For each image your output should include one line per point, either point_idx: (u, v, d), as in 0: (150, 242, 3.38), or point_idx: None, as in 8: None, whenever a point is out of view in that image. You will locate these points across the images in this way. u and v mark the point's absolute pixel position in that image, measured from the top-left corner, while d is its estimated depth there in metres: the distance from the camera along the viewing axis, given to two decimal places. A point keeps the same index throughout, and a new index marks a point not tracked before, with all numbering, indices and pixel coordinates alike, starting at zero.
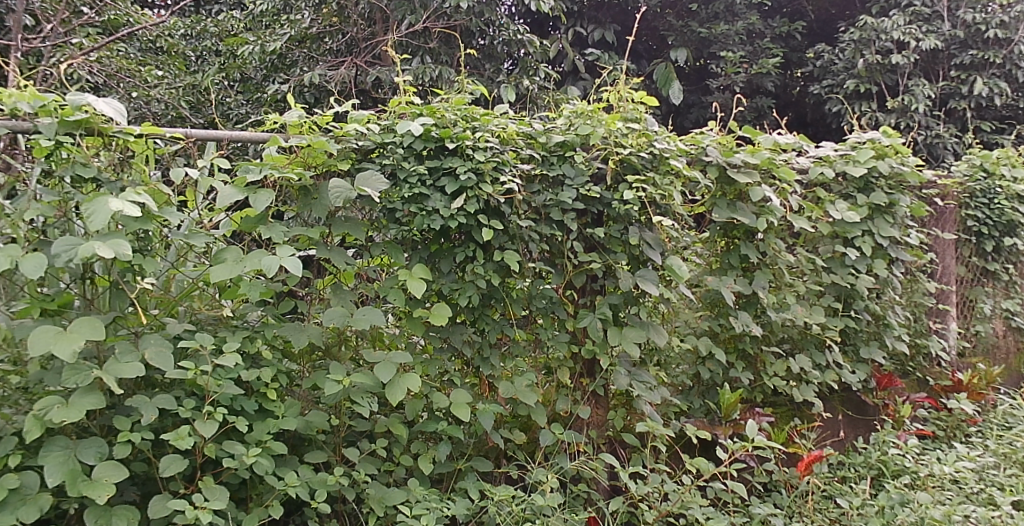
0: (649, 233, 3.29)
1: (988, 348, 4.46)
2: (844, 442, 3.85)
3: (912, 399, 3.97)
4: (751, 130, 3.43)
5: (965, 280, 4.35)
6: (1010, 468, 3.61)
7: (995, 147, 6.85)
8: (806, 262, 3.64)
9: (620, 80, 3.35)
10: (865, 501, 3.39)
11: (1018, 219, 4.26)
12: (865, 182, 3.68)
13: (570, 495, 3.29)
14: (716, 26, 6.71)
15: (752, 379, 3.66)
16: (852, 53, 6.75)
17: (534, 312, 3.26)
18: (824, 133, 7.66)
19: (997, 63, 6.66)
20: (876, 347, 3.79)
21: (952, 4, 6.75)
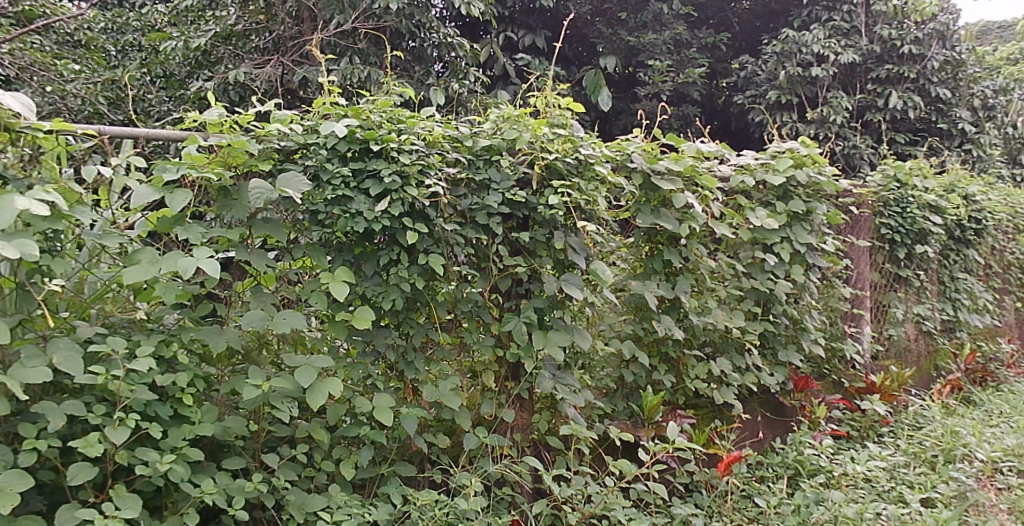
0: (574, 237, 3.33)
1: (901, 351, 4.64)
2: (763, 442, 3.95)
3: (827, 400, 4.10)
4: (675, 138, 3.50)
5: (879, 286, 4.51)
6: (919, 467, 3.77)
7: (908, 158, 7.13)
8: (728, 267, 3.73)
9: (547, 86, 3.39)
10: (781, 500, 3.50)
11: (928, 227, 4.44)
12: (784, 190, 3.80)
13: (494, 498, 3.30)
14: (644, 35, 6.82)
15: (675, 381, 3.72)
16: (775, 65, 6.94)
17: (459, 316, 3.26)
18: (748, 142, 7.85)
19: (911, 78, 6.97)
20: (793, 350, 3.90)
21: (870, 21, 7.05)
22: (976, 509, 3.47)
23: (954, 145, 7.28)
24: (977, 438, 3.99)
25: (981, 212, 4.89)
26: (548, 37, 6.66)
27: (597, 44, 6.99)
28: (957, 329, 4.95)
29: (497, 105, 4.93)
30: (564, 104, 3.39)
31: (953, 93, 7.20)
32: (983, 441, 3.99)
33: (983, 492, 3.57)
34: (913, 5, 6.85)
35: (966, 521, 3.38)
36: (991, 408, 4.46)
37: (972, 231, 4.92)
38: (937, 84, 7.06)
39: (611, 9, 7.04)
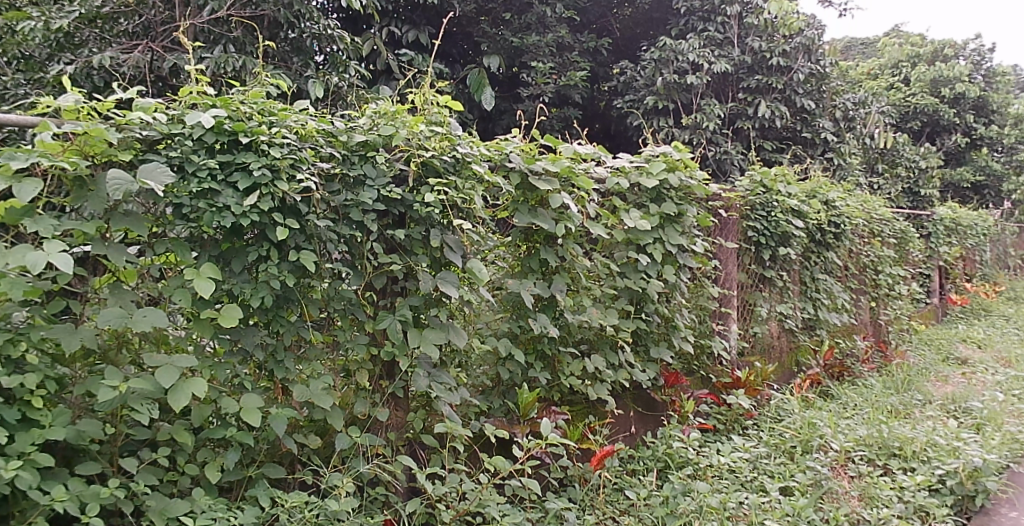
0: (450, 236, 3.35)
1: (765, 347, 4.91)
2: (634, 436, 4.10)
3: (696, 395, 4.31)
4: (552, 139, 3.57)
5: (745, 285, 4.73)
6: (779, 457, 4.01)
7: (775, 164, 7.55)
8: (602, 266, 3.84)
9: (426, 83, 3.39)
10: (651, 492, 3.63)
11: (790, 231, 4.72)
12: (657, 193, 3.94)
13: (367, 498, 3.29)
14: (528, 36, 6.90)
15: (550, 379, 3.78)
16: (653, 71, 7.15)
17: (332, 314, 3.21)
18: (625, 145, 8.06)
19: (779, 88, 7.37)
20: (664, 347, 4.06)
21: (741, 32, 7.37)
22: (829, 496, 3.70)
23: (817, 153, 7.79)
24: (832, 428, 4.28)
25: (839, 217, 5.25)
26: (432, 35, 6.70)
27: (482, 43, 7.01)
28: (817, 327, 5.27)
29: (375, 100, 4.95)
30: (442, 102, 3.38)
31: (817, 105, 7.70)
32: (837, 432, 4.28)
33: (836, 480, 3.81)
34: (782, 20, 7.23)
35: (820, 507, 3.60)
36: (845, 401, 4.81)
37: (831, 234, 5.24)
38: (802, 96, 7.51)
39: (495, 9, 7.06)
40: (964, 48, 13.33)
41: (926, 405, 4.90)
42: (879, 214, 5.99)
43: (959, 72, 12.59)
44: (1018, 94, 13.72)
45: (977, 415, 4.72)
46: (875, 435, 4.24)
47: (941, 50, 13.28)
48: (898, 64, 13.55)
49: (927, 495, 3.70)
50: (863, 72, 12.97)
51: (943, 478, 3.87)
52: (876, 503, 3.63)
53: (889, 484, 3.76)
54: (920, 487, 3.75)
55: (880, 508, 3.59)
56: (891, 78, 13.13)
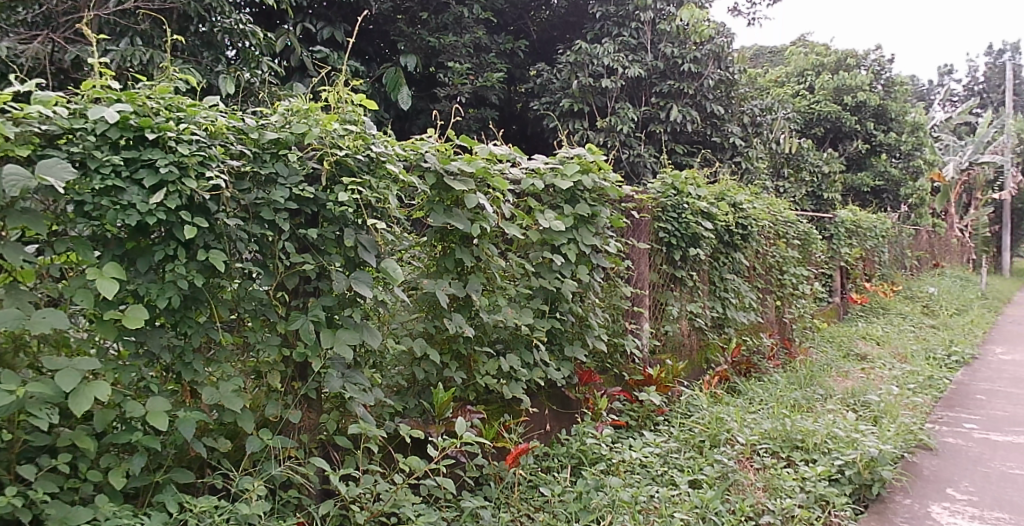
0: (365, 235, 3.33)
1: (675, 345, 5.07)
2: (549, 434, 4.18)
3: (609, 393, 4.42)
4: (468, 140, 3.61)
5: (657, 284, 4.87)
6: (688, 452, 4.15)
7: (686, 167, 7.77)
8: (517, 266, 3.90)
9: (340, 81, 3.37)
10: (565, 488, 3.70)
11: (699, 232, 4.88)
12: (571, 194, 4.03)
13: (279, 501, 3.25)
14: (445, 36, 6.90)
15: (465, 378, 3.81)
16: (568, 74, 7.26)
17: (242, 315, 3.16)
18: (542, 146, 8.16)
19: (689, 94, 7.59)
20: (578, 346, 4.14)
21: (655, 38, 7.56)
22: (735, 487, 3.83)
23: (726, 157, 8.07)
24: (738, 422, 4.45)
25: (746, 219, 5.45)
26: (347, 31, 6.66)
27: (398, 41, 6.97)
28: (726, 325, 5.45)
29: (288, 98, 4.91)
30: (357, 101, 3.37)
31: (726, 110, 7.99)
32: (743, 426, 4.45)
33: (742, 472, 3.95)
34: (693, 27, 7.44)
35: (727, 499, 3.73)
36: (752, 396, 5.01)
37: (738, 236, 5.43)
38: (712, 101, 7.76)
39: (412, 8, 7.05)
40: (865, 59, 13.97)
41: (827, 399, 5.14)
42: (784, 217, 6.25)
43: (861, 81, 13.16)
44: (914, 104, 14.49)
45: (873, 408, 4.98)
46: (779, 428, 4.43)
47: (844, 59, 13.84)
48: (804, 72, 14.13)
49: (826, 485, 3.88)
50: (770, 80, 13.49)
51: (842, 468, 4.06)
52: (780, 493, 3.78)
53: (792, 475, 3.92)
54: (821, 478, 3.92)
55: (783, 497, 3.73)
56: (797, 86, 13.82)
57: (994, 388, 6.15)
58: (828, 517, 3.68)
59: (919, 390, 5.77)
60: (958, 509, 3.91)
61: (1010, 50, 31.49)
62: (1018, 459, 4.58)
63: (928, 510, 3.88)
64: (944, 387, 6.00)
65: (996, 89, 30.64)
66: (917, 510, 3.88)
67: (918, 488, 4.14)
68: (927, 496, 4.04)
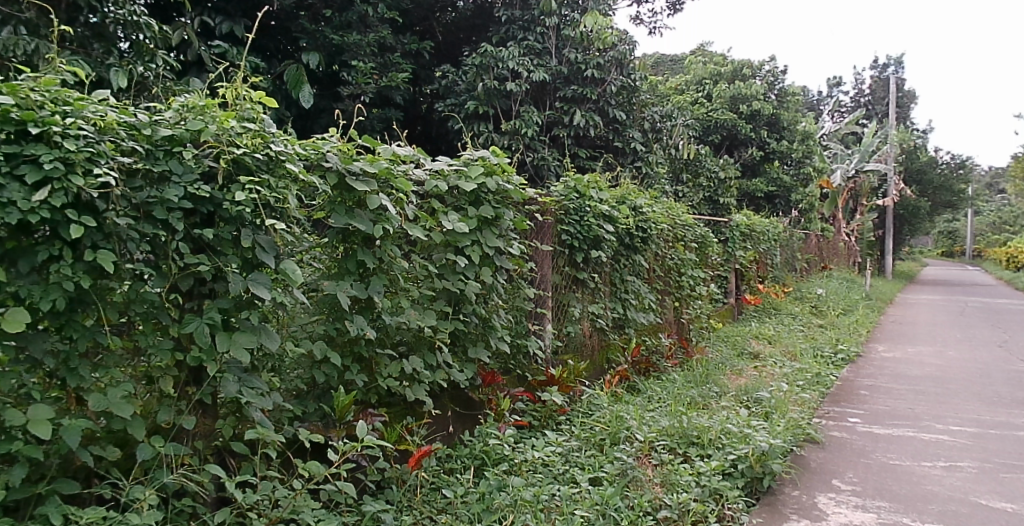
0: (263, 236, 3.25)
1: (578, 346, 5.17)
2: (452, 436, 4.21)
3: (512, 394, 4.47)
4: (370, 140, 3.58)
5: (560, 286, 4.94)
6: (588, 450, 4.25)
7: (589, 171, 7.92)
8: (421, 268, 3.88)
9: (239, 78, 3.29)
10: (468, 490, 3.72)
11: (600, 235, 5.00)
12: (475, 196, 4.07)
13: (172, 511, 3.13)
14: (348, 35, 6.78)
15: (367, 381, 3.77)
16: (473, 76, 7.28)
17: (133, 318, 3.02)
18: (447, 148, 8.18)
19: (592, 99, 7.76)
20: (482, 347, 4.16)
21: (559, 43, 7.70)
22: (634, 483, 3.93)
23: (627, 162, 8.28)
24: (637, 421, 4.58)
25: (646, 222, 5.61)
26: (248, 27, 6.51)
27: (300, 39, 6.87)
28: (626, 326, 5.58)
29: (183, 93, 4.76)
30: (255, 98, 3.30)
31: (628, 116, 8.19)
32: (643, 424, 4.58)
33: (640, 468, 4.06)
34: (596, 34, 7.56)
35: (625, 495, 3.82)
36: (650, 395, 5.16)
37: (638, 238, 5.58)
38: (614, 107, 7.96)
39: (315, 5, 6.92)
40: (759, 70, 14.58)
41: (721, 397, 5.35)
42: (682, 220, 6.46)
43: (756, 91, 13.76)
44: (805, 113, 15.22)
45: (765, 404, 5.20)
46: (676, 425, 4.57)
47: (740, 69, 14.41)
48: (702, 81, 14.66)
49: (720, 479, 4.02)
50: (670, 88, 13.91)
51: (735, 463, 4.21)
52: (676, 488, 3.89)
53: (688, 470, 4.04)
54: (715, 472, 4.06)
55: (680, 492, 3.84)
56: (696, 94, 14.29)
57: (876, 383, 6.54)
58: (722, 510, 3.82)
59: (808, 387, 6.06)
60: (842, 499, 4.13)
61: (893, 64, 33.47)
62: (896, 451, 4.88)
63: (815, 500, 4.10)
64: (830, 384, 6.34)
65: (880, 101, 32.54)
66: (804, 501, 4.09)
67: (806, 480, 4.36)
68: (814, 487, 4.26)
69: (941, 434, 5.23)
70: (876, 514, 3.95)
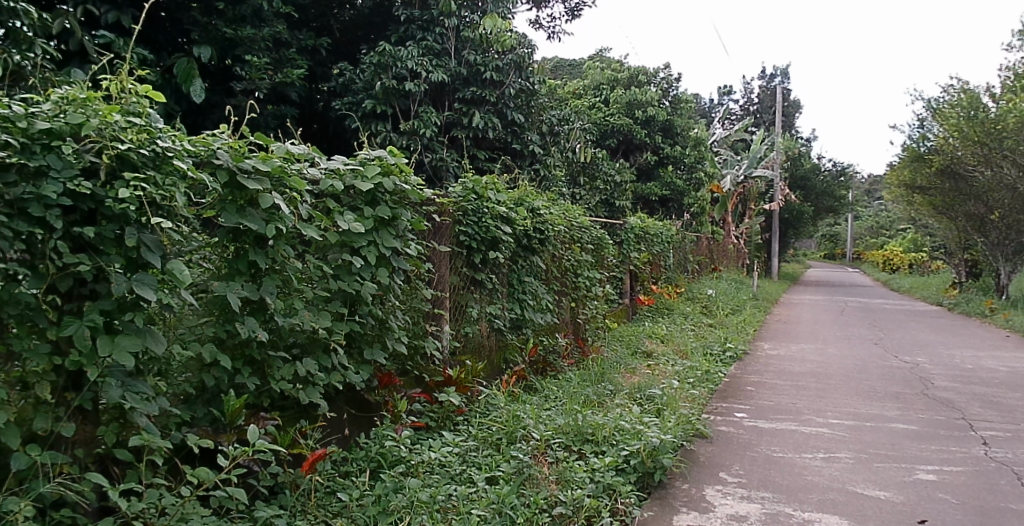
0: (148, 235, 3.11)
1: (475, 346, 5.20)
2: (347, 439, 4.17)
3: (409, 395, 4.47)
4: (263, 138, 3.52)
5: (458, 287, 4.96)
6: (485, 450, 4.28)
7: (488, 173, 7.98)
8: (315, 268, 3.82)
9: (123, 70, 3.17)
10: (363, 493, 3.69)
11: (497, 236, 5.06)
12: (372, 196, 4.05)
13: (49, 523, 2.97)
14: (242, 29, 6.59)
15: (259, 384, 3.68)
16: (371, 75, 7.20)
17: (5, 321, 2.86)
18: (344, 147, 8.08)
19: (491, 101, 7.84)
20: (378, 348, 4.12)
21: (458, 45, 7.72)
22: (529, 481, 3.97)
23: (526, 164, 8.39)
24: (533, 419, 4.65)
25: (543, 224, 5.70)
26: (136, 17, 6.21)
27: (190, 31, 6.59)
28: (524, 326, 5.65)
29: (60, 83, 4.52)
30: (142, 92, 3.18)
31: (526, 119, 8.30)
32: (539, 422, 4.65)
33: (536, 466, 4.12)
34: (496, 37, 7.68)
35: (521, 493, 3.86)
36: (546, 394, 5.26)
37: (536, 240, 5.66)
38: (513, 110, 8.06)
39: None
40: (654, 76, 14.92)
41: (616, 394, 5.50)
42: (579, 222, 6.58)
43: (650, 97, 14.16)
44: (697, 120, 15.76)
45: (656, 401, 5.37)
46: (571, 423, 4.66)
47: (636, 76, 14.72)
48: (599, 85, 14.89)
49: (613, 475, 4.13)
50: (568, 92, 14.10)
51: (628, 458, 4.33)
52: (571, 485, 3.96)
53: (583, 467, 4.12)
54: (608, 468, 4.16)
55: (574, 489, 3.92)
56: (593, 98, 14.56)
57: (761, 379, 6.86)
58: (614, 504, 3.92)
59: (698, 383, 6.30)
60: (729, 491, 4.32)
61: (780, 74, 35.08)
62: (779, 443, 5.14)
63: (703, 492, 4.26)
64: (719, 380, 6.61)
65: (768, 110, 34.09)
66: (693, 493, 4.25)
67: (695, 474, 4.53)
68: (703, 480, 4.44)
69: (820, 427, 5.54)
70: (760, 505, 4.14)
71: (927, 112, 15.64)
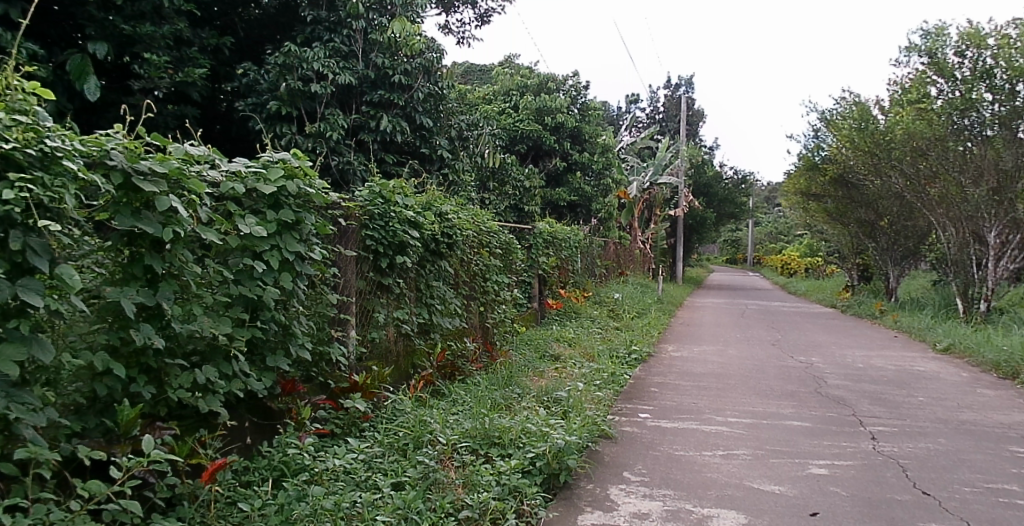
0: (35, 239, 2.95)
1: (382, 352, 5.17)
2: (249, 448, 4.09)
3: (313, 401, 4.41)
4: (160, 139, 3.41)
5: (364, 292, 4.94)
6: (392, 456, 4.27)
7: (395, 177, 7.95)
8: (215, 273, 3.73)
9: (8, 65, 3.01)
10: (265, 502, 3.62)
11: (404, 240, 5.06)
12: (275, 199, 3.99)
13: None
14: (141, 25, 6.36)
15: (155, 393, 3.55)
16: (276, 76, 7.09)
17: None
18: (248, 150, 7.90)
19: (399, 105, 7.86)
20: (281, 355, 4.05)
21: (365, 47, 7.68)
22: (436, 486, 3.98)
23: (435, 169, 8.39)
24: (440, 424, 4.67)
25: (451, 228, 5.72)
26: (26, 10, 5.90)
27: (85, 27, 6.32)
28: (432, 331, 5.65)
29: None
30: (29, 89, 3.03)
31: (435, 124, 8.32)
32: (445, 427, 4.67)
33: (443, 471, 4.13)
34: (404, 40, 7.68)
35: (427, 498, 3.86)
36: (454, 399, 5.29)
37: (443, 244, 5.68)
38: (421, 114, 8.09)
39: None
40: (563, 84, 15.09)
41: (523, 397, 5.58)
42: (487, 227, 6.63)
43: (560, 104, 14.35)
44: (605, 127, 16.07)
45: (563, 403, 5.45)
46: (479, 427, 4.69)
47: (545, 83, 14.84)
48: (509, 91, 14.98)
49: (520, 477, 4.17)
50: (478, 98, 14.15)
51: (533, 461, 4.39)
52: (477, 488, 3.99)
53: (489, 470, 4.16)
54: (515, 471, 4.21)
55: (480, 492, 3.94)
56: (503, 104, 14.65)
57: (664, 380, 7.07)
58: (520, 507, 3.96)
59: (604, 385, 6.44)
60: (632, 489, 4.43)
61: (684, 84, 36.17)
62: (681, 442, 5.31)
63: (607, 492, 4.37)
64: (625, 382, 6.79)
65: (673, 119, 35.16)
66: (596, 492, 4.35)
67: (600, 474, 4.63)
68: (607, 480, 4.55)
69: (719, 425, 5.75)
70: (662, 502, 4.27)
71: (821, 123, 16.44)
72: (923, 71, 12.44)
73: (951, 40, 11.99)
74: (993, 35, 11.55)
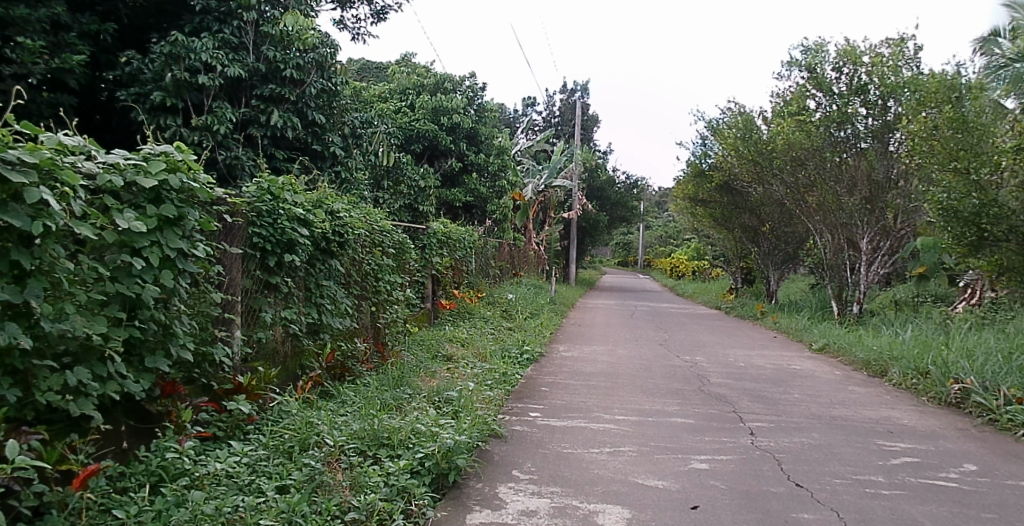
0: None
1: (269, 352, 5.05)
2: (125, 452, 3.93)
3: (194, 403, 4.28)
4: (30, 127, 3.23)
5: (250, 290, 4.83)
6: (277, 459, 4.21)
7: (285, 173, 7.81)
8: (90, 270, 3.55)
9: None
10: (142, 508, 3.50)
11: (293, 238, 4.98)
12: (156, 194, 3.85)
13: None
14: (13, 7, 5.98)
15: (21, 396, 3.34)
16: (161, 65, 6.82)
17: None
18: (129, 142, 7.53)
19: (291, 100, 7.70)
20: (161, 356, 3.91)
21: (257, 39, 7.46)
22: (322, 488, 3.94)
23: (327, 166, 8.27)
24: (327, 426, 4.62)
25: (342, 227, 5.65)
26: None
27: None
28: (321, 331, 5.56)
29: None
30: None
31: (327, 120, 8.20)
32: (333, 428, 4.63)
33: (329, 473, 4.09)
34: (297, 33, 7.51)
35: (313, 500, 3.82)
36: (342, 400, 5.25)
37: (334, 243, 5.61)
38: (314, 109, 7.95)
39: None
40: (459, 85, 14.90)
41: (413, 397, 5.59)
42: (379, 226, 6.58)
43: (456, 105, 14.36)
44: (501, 128, 16.15)
45: (453, 403, 5.49)
46: (367, 428, 4.66)
47: (442, 83, 14.78)
48: (406, 90, 14.86)
49: (408, 477, 4.18)
50: (372, 95, 13.96)
51: (422, 461, 4.40)
52: (364, 489, 3.97)
53: (377, 471, 4.14)
54: (403, 471, 4.21)
55: (368, 493, 3.93)
56: (399, 102, 14.52)
57: (555, 380, 7.21)
58: (408, 507, 3.97)
59: (495, 385, 6.52)
60: (520, 487, 4.51)
61: (580, 90, 36.91)
62: (570, 440, 5.44)
63: (497, 491, 4.42)
64: (516, 382, 6.89)
65: (569, 123, 35.79)
66: (486, 491, 4.40)
67: (488, 473, 4.69)
68: (496, 478, 4.61)
69: (606, 423, 5.93)
70: (549, 499, 4.37)
71: (709, 132, 17.12)
72: (803, 85, 13.10)
73: (830, 56, 12.71)
74: (868, 53, 12.37)
